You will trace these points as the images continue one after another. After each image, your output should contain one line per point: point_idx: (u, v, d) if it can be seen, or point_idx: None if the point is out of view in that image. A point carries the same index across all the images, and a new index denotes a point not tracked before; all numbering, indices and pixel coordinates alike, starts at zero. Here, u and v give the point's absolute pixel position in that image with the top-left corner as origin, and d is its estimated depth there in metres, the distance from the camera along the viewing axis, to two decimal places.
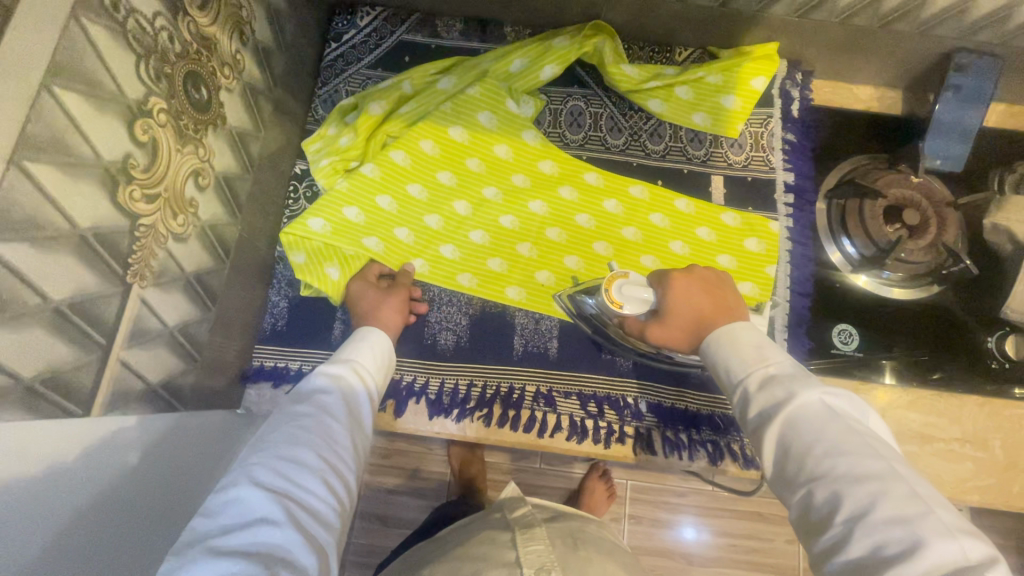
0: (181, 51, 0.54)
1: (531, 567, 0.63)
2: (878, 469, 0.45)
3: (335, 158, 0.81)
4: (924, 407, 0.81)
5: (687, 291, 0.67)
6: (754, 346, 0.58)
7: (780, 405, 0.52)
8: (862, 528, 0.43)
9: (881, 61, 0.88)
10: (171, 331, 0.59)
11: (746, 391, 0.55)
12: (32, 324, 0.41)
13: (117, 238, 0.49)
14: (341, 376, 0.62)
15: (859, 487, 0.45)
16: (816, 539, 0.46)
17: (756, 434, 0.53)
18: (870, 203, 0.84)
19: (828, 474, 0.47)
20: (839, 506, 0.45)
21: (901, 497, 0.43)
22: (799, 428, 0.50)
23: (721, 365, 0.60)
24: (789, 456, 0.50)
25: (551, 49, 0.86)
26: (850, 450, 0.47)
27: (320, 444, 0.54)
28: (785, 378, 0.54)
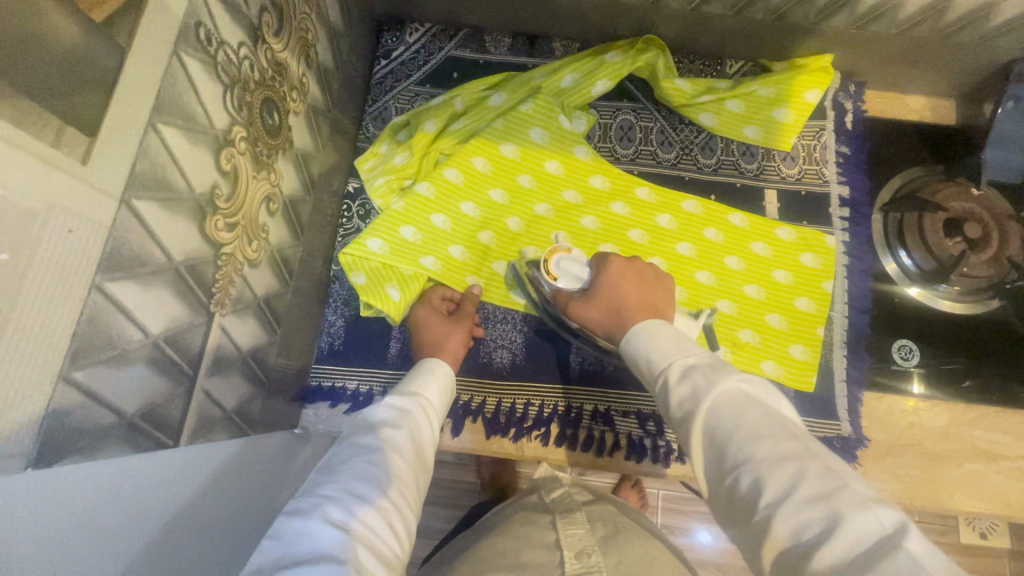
0: (259, 79, 0.54)
1: (571, 551, 0.59)
2: (792, 448, 0.42)
3: (391, 177, 0.81)
4: (987, 425, 0.80)
5: (627, 279, 0.69)
6: (671, 339, 0.55)
7: (697, 396, 0.48)
8: (785, 510, 0.39)
9: (938, 72, 0.87)
10: (244, 356, 0.59)
11: (667, 382, 0.51)
12: (135, 359, 0.42)
13: (203, 268, 0.49)
14: (408, 411, 0.60)
15: (776, 468, 0.41)
16: (748, 532, 0.41)
17: (681, 427, 0.49)
18: (930, 217, 0.83)
19: (748, 460, 0.42)
20: (760, 493, 0.41)
21: (817, 475, 0.40)
22: (719, 415, 0.46)
23: (641, 356, 0.56)
24: (710, 447, 0.46)
25: (603, 65, 0.85)
26: (766, 433, 0.43)
27: (390, 485, 0.51)
28: (699, 366, 0.51)
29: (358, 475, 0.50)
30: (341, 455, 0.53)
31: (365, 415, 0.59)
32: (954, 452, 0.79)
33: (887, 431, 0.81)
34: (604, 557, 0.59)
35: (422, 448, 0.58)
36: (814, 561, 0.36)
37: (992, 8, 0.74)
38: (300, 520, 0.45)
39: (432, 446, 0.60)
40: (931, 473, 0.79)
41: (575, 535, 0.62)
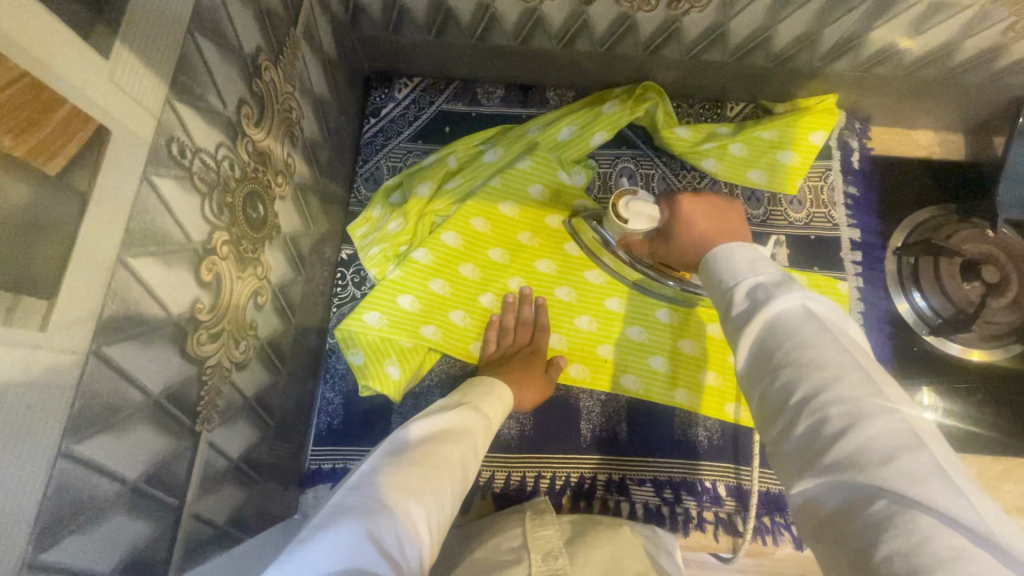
0: (241, 175, 0.51)
1: (538, 553, 0.56)
2: (840, 357, 0.39)
3: (385, 245, 0.78)
4: (1018, 476, 0.77)
5: (699, 212, 0.63)
6: (748, 259, 0.49)
7: (752, 304, 0.45)
8: (808, 408, 0.37)
9: (945, 108, 0.84)
10: (236, 462, 0.56)
11: (730, 297, 0.48)
12: (112, 514, 0.38)
13: (187, 389, 0.46)
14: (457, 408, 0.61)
15: (816, 371, 0.39)
16: (772, 430, 0.40)
17: (732, 337, 0.46)
18: (947, 261, 0.79)
19: (788, 361, 0.40)
20: (795, 391, 0.39)
21: (858, 380, 0.37)
22: (768, 323, 0.43)
23: (711, 281, 0.52)
24: (752, 350, 0.44)
25: (600, 116, 0.82)
26: (815, 339, 0.40)
27: (428, 500, 0.47)
28: (764, 279, 0.47)
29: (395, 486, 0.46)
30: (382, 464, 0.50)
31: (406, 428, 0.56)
32: None
33: None
34: (570, 559, 0.56)
35: (462, 459, 0.54)
36: (824, 457, 0.35)
37: (1001, 50, 0.71)
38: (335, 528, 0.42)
39: (474, 462, 0.56)
40: None
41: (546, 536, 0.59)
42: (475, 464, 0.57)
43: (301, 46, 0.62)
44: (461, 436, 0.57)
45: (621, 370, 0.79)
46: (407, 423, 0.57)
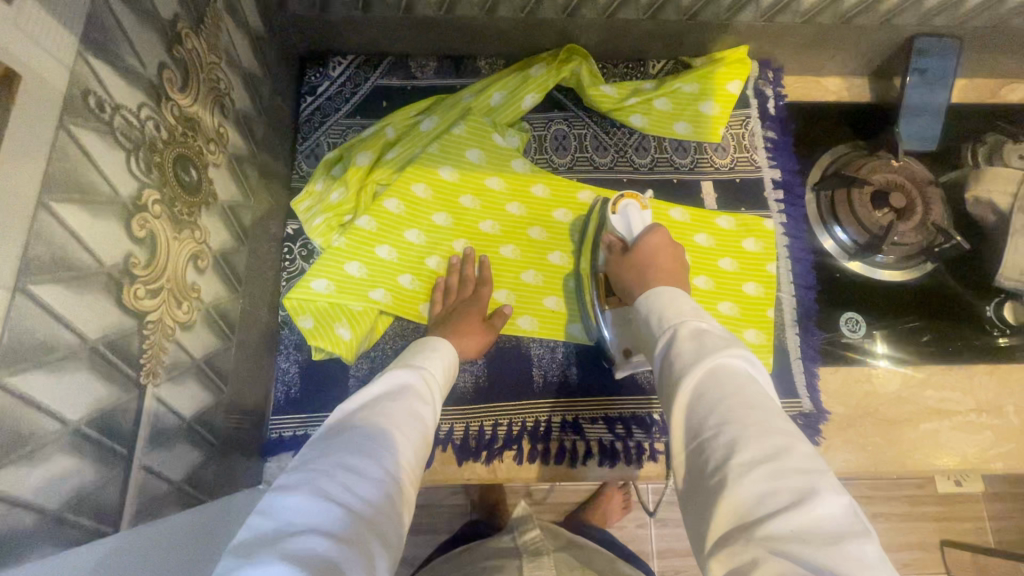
0: (168, 137, 0.52)
1: None
2: (781, 427, 0.45)
3: (329, 215, 0.80)
4: (938, 384, 0.83)
5: (662, 249, 0.72)
6: (692, 306, 0.58)
7: (699, 354, 0.51)
8: (755, 470, 0.41)
9: (847, 54, 0.91)
10: (188, 422, 0.57)
11: (676, 340, 0.54)
12: (55, 451, 0.40)
13: (127, 341, 0.47)
14: (407, 385, 0.60)
15: (759, 438, 0.43)
16: (705, 487, 0.43)
17: (673, 382, 0.51)
18: (858, 191, 0.85)
19: (731, 421, 0.45)
20: (737, 450, 0.43)
21: (802, 455, 0.42)
22: (712, 377, 0.49)
23: (655, 317, 0.59)
24: (694, 405, 0.48)
25: (528, 79, 0.86)
26: (757, 406, 0.46)
27: (384, 457, 0.51)
28: (709, 334, 0.53)
29: (350, 450, 0.50)
30: (336, 429, 0.53)
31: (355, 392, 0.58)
32: (910, 413, 0.82)
33: (846, 401, 0.83)
34: None
35: (413, 413, 0.57)
36: (767, 525, 0.38)
37: None
38: (292, 494, 0.45)
39: (429, 414, 0.59)
40: (890, 437, 0.82)
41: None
42: (430, 414, 0.60)
43: (224, 20, 0.64)
44: (411, 393, 0.59)
45: (567, 317, 0.83)
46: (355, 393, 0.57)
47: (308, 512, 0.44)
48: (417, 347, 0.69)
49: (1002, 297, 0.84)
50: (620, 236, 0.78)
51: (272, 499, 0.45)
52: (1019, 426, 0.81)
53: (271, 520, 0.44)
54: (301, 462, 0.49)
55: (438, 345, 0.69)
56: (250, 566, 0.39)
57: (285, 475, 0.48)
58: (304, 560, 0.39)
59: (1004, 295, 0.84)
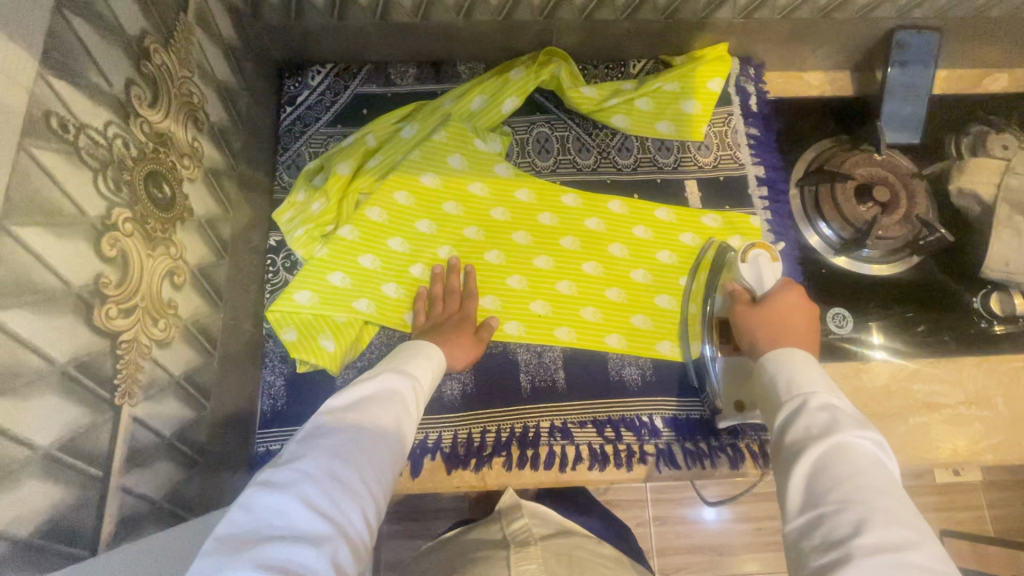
0: (138, 155, 0.52)
1: None
2: (914, 521, 0.44)
3: (310, 226, 0.79)
4: (926, 377, 0.83)
5: (795, 307, 0.70)
6: (822, 377, 0.57)
7: (829, 427, 0.51)
8: (879, 556, 0.42)
9: (828, 48, 0.91)
10: (169, 441, 0.57)
11: (803, 407, 0.54)
12: (24, 478, 0.39)
13: (99, 361, 0.46)
14: (396, 389, 0.60)
15: (887, 527, 0.43)
16: (815, 563, 0.44)
17: (794, 449, 0.51)
18: (841, 187, 0.85)
19: (856, 503, 0.45)
20: (863, 533, 0.43)
21: (933, 556, 0.42)
22: (840, 454, 0.49)
23: (780, 379, 0.59)
24: (814, 478, 0.49)
25: (508, 83, 0.86)
26: (888, 496, 0.46)
27: (369, 465, 0.51)
28: (842, 411, 0.53)
29: (337, 454, 0.50)
30: (323, 427, 0.53)
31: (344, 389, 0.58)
32: (899, 408, 0.82)
33: None
34: None
35: (399, 420, 0.57)
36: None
37: None
38: (277, 495, 0.46)
39: (413, 423, 0.60)
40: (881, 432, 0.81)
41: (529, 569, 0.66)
42: (415, 421, 0.60)
43: (195, 33, 0.63)
44: (401, 399, 0.59)
45: (554, 321, 0.82)
46: (343, 391, 0.57)
47: (291, 518, 0.44)
48: (404, 350, 0.69)
49: (988, 288, 0.85)
50: (747, 287, 0.75)
51: (257, 497, 0.46)
52: (1009, 417, 0.81)
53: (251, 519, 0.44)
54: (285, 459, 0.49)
55: (427, 350, 0.69)
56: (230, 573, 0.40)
57: (268, 471, 0.48)
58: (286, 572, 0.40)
59: (990, 286, 0.85)
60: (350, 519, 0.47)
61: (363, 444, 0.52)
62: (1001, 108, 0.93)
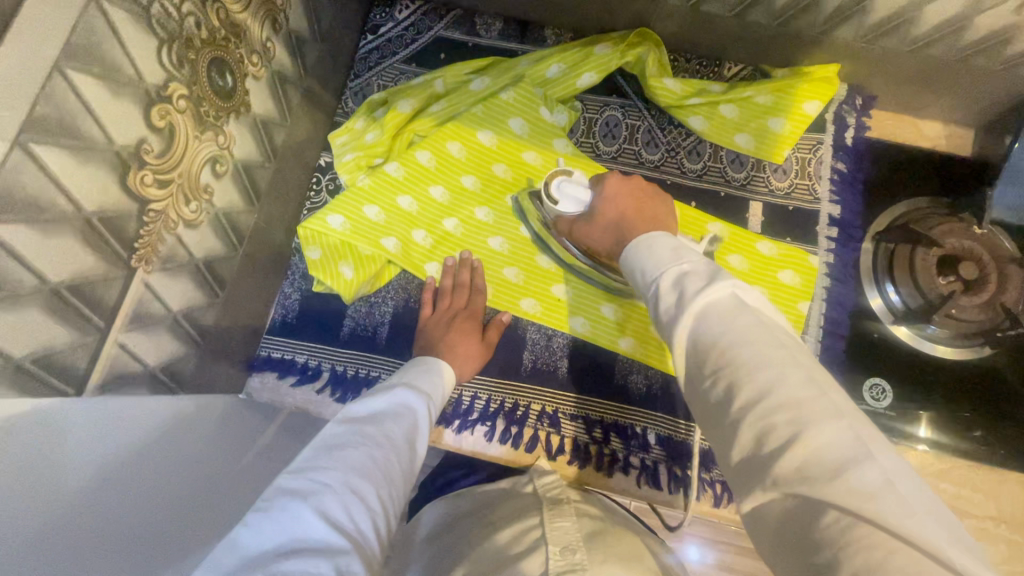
0: (207, 37, 0.53)
1: (556, 544, 0.48)
2: (777, 352, 0.39)
3: (360, 154, 0.80)
4: (954, 478, 0.76)
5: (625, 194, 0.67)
6: (670, 248, 0.51)
7: (683, 300, 0.45)
8: (756, 413, 0.37)
9: (953, 97, 0.81)
10: (175, 315, 0.59)
11: (659, 287, 0.48)
12: (30, 305, 0.42)
13: (124, 221, 0.49)
14: (414, 407, 0.56)
15: (754, 373, 0.38)
16: (716, 437, 0.40)
17: (666, 332, 0.46)
18: (923, 251, 0.77)
19: (725, 366, 0.40)
20: (738, 393, 0.38)
21: (795, 383, 0.37)
22: (699, 321, 0.43)
23: (637, 271, 0.53)
24: (693, 349, 0.43)
25: (591, 57, 0.83)
26: (752, 340, 0.40)
27: (384, 488, 0.46)
28: (693, 273, 0.47)
29: (354, 465, 0.45)
30: (341, 435, 0.48)
31: (362, 399, 0.54)
32: None
33: None
34: (589, 553, 0.48)
35: (416, 438, 0.53)
36: (775, 469, 0.34)
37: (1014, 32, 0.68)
38: (289, 502, 0.40)
39: (423, 445, 0.55)
40: None
41: (563, 529, 0.52)
42: (424, 443, 0.55)
43: None
44: (413, 416, 0.55)
45: (572, 309, 0.79)
46: (358, 402, 0.54)
47: (309, 529, 0.39)
48: (423, 367, 0.65)
49: None
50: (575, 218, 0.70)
51: (274, 503, 0.40)
52: None
53: (264, 529, 0.38)
54: (297, 466, 0.44)
55: (440, 366, 0.66)
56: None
57: (282, 480, 0.43)
58: None
59: None
60: (366, 537, 0.42)
61: (377, 458, 0.47)
62: None
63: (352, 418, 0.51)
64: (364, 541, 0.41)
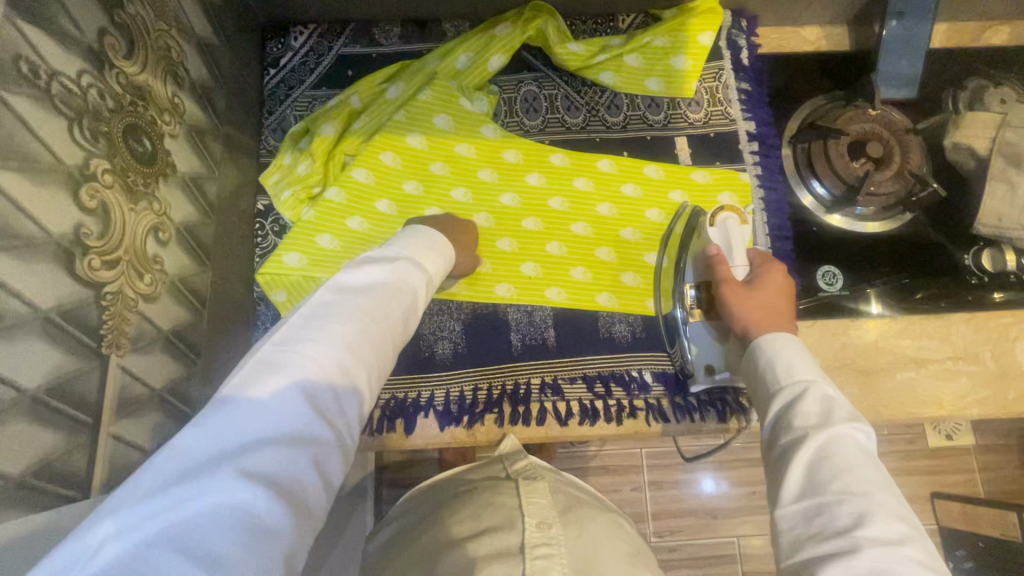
0: (115, 106, 0.52)
1: (533, 519, 0.57)
2: (907, 517, 0.45)
3: (297, 188, 0.80)
4: (915, 333, 0.83)
5: (770, 285, 0.70)
6: (813, 371, 0.57)
7: (828, 420, 0.51)
8: (877, 549, 0.42)
9: (823, 1, 0.89)
10: (160, 394, 0.58)
11: (802, 395, 0.54)
12: (13, 420, 0.41)
13: (83, 311, 0.47)
14: (400, 287, 0.56)
15: (886, 520, 0.44)
16: (809, 547, 0.45)
17: (792, 440, 0.51)
18: (834, 142, 0.84)
19: (853, 495, 0.45)
20: (863, 523, 0.44)
21: (923, 550, 0.43)
22: (837, 443, 0.49)
23: (781, 368, 0.58)
24: (818, 462, 0.48)
25: (494, 39, 0.85)
26: (889, 495, 0.46)
27: (367, 369, 0.49)
28: (837, 403, 0.53)
29: (336, 347, 0.47)
30: (329, 309, 0.49)
31: (351, 271, 0.55)
32: (886, 363, 0.82)
33: (823, 354, 0.83)
34: (563, 526, 0.58)
35: (406, 314, 0.56)
36: None
37: None
38: (271, 387, 0.42)
39: (412, 315, 0.57)
40: (866, 387, 0.81)
41: (540, 503, 0.61)
42: (413, 317, 0.57)
43: None
44: (401, 294, 0.56)
45: (545, 282, 0.82)
46: (345, 274, 0.54)
47: (287, 415, 0.41)
48: (420, 246, 0.64)
49: (980, 246, 0.84)
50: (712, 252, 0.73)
51: (250, 387, 0.42)
52: (996, 371, 0.81)
53: (241, 410, 0.41)
54: (282, 343, 0.45)
55: (430, 242, 0.65)
56: (213, 476, 0.37)
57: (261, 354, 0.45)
58: (277, 486, 0.39)
59: (982, 243, 0.84)
60: (344, 418, 0.46)
61: (362, 337, 0.49)
62: (1003, 61, 0.90)
63: (341, 295, 0.51)
64: (341, 424, 0.45)
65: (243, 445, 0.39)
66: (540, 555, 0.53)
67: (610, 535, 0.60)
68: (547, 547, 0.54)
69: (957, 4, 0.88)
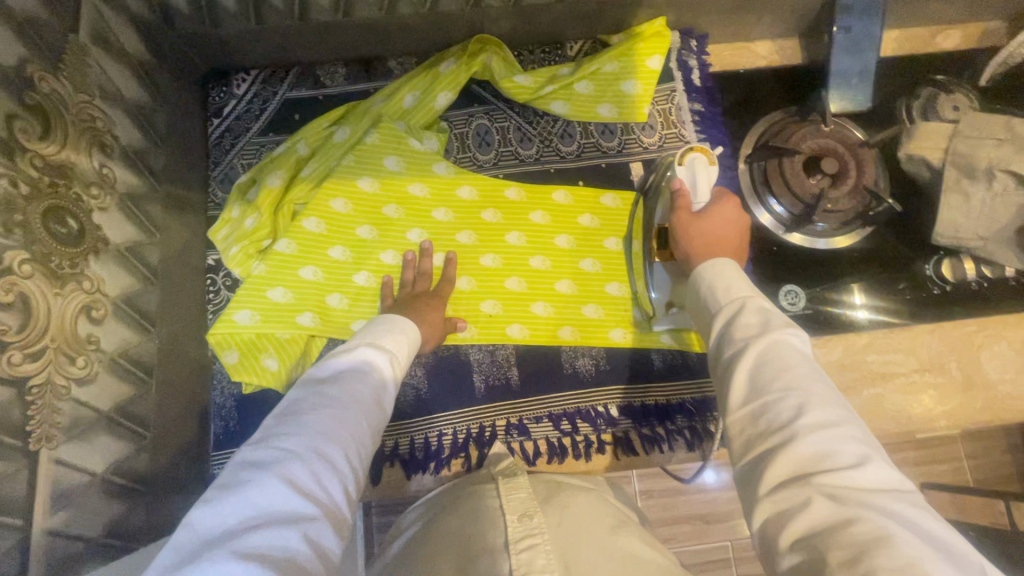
0: (31, 191, 0.50)
1: (514, 513, 0.53)
2: (842, 401, 0.44)
3: (245, 243, 0.78)
4: (880, 348, 0.83)
5: (726, 217, 0.68)
6: (743, 283, 0.54)
7: (764, 328, 0.48)
8: (818, 434, 0.40)
9: (770, 17, 0.88)
10: (102, 476, 0.57)
11: (738, 311, 0.51)
12: None
13: (4, 411, 0.46)
14: (375, 369, 0.57)
15: (823, 406, 0.42)
16: (754, 449, 0.42)
17: (730, 358, 0.48)
18: (789, 160, 0.83)
19: (794, 389, 0.43)
20: (805, 413, 0.42)
21: (859, 430, 0.42)
22: (776, 344, 0.46)
23: (715, 289, 0.55)
24: (758, 368, 0.46)
25: (439, 76, 0.84)
26: (822, 382, 0.44)
27: (351, 447, 0.48)
28: (775, 313, 0.50)
29: (318, 432, 0.47)
30: (305, 403, 0.50)
31: (325, 364, 0.56)
32: (852, 380, 0.82)
33: None
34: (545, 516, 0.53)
35: (382, 395, 0.56)
36: (824, 480, 0.38)
37: None
38: (257, 475, 0.42)
39: (390, 398, 0.57)
40: None
41: (520, 497, 0.56)
42: (391, 397, 0.58)
43: (91, 52, 0.61)
44: (376, 376, 0.57)
45: (506, 320, 0.81)
46: (320, 368, 0.55)
47: (273, 497, 0.41)
48: (387, 328, 0.65)
49: (940, 255, 0.84)
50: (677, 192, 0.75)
51: (235, 480, 0.42)
52: (962, 381, 0.81)
53: (227, 501, 0.40)
54: (265, 439, 0.46)
55: (403, 326, 0.66)
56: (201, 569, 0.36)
57: (247, 452, 0.45)
58: (266, 557, 0.37)
59: (942, 253, 0.84)
60: (335, 499, 0.44)
61: (341, 421, 0.49)
62: (954, 66, 0.90)
63: (316, 387, 0.52)
64: (332, 501, 0.44)
65: (233, 531, 0.38)
66: (524, 547, 0.48)
67: (600, 514, 0.56)
68: (530, 539, 0.49)
69: (904, 13, 0.88)
